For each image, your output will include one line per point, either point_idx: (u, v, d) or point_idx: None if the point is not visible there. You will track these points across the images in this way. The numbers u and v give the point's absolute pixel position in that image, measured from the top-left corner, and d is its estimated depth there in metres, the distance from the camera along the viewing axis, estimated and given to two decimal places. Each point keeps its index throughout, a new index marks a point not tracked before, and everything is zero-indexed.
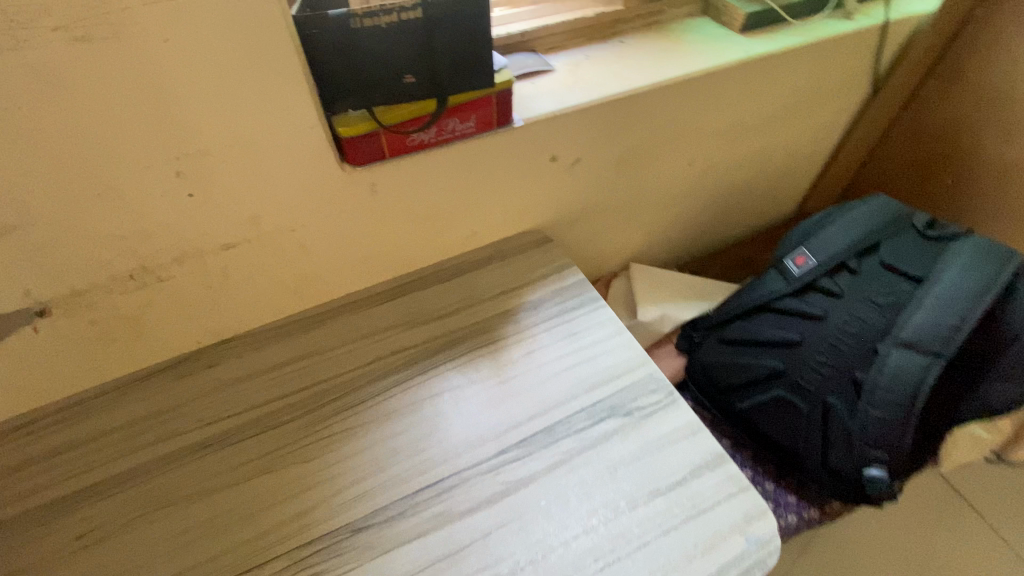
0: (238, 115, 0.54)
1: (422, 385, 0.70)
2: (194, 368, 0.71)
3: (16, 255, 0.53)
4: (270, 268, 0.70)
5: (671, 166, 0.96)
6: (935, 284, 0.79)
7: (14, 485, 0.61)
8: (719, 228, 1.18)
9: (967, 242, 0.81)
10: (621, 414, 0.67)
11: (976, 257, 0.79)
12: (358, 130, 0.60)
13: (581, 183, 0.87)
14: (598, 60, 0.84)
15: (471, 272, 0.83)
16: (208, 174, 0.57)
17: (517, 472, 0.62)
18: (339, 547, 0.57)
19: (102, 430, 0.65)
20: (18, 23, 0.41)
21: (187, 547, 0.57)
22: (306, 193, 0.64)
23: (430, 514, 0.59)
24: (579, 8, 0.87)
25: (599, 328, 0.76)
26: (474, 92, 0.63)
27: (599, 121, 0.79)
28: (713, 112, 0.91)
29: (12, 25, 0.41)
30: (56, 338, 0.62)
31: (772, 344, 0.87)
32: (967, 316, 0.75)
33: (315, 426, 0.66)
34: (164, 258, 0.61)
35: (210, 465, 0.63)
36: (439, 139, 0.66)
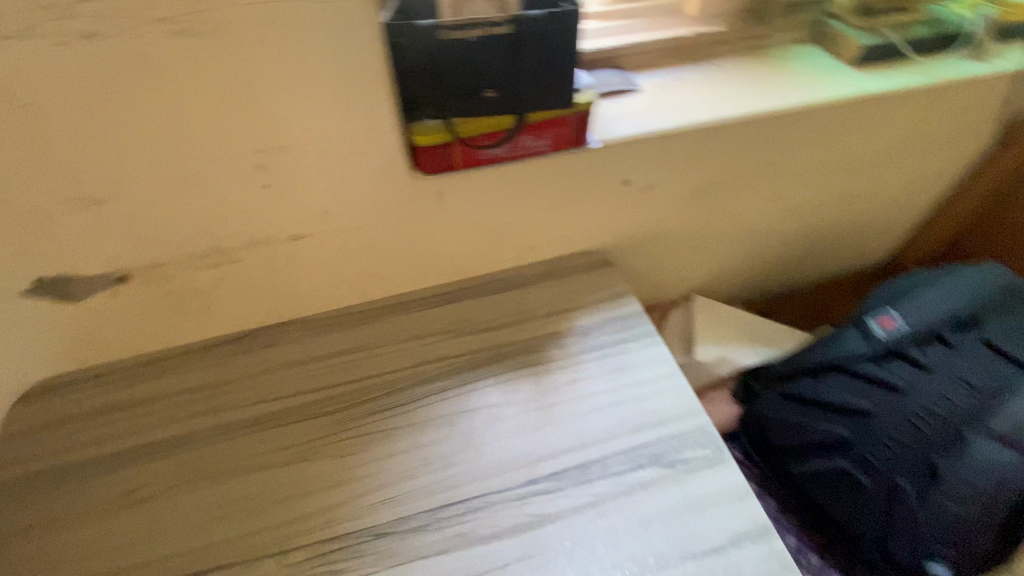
0: (318, 115, 0.55)
1: (463, 397, 0.70)
2: (250, 347, 0.74)
3: (107, 226, 0.57)
4: (330, 261, 0.71)
5: (753, 201, 0.90)
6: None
7: (81, 433, 0.66)
8: (797, 269, 1.10)
9: None
10: (663, 464, 0.63)
11: None
12: (434, 140, 0.60)
13: (651, 210, 0.83)
14: (688, 83, 0.79)
15: (525, 288, 0.82)
16: (283, 168, 0.58)
17: (545, 506, 0.60)
18: (360, 549, 0.57)
19: (162, 394, 0.70)
20: (134, 12, 0.46)
21: (220, 522, 0.59)
22: (373, 194, 0.65)
23: (451, 533, 0.59)
24: (676, 26, 0.83)
25: (650, 366, 0.72)
26: (552, 112, 0.62)
27: (679, 148, 0.75)
28: (807, 149, 0.84)
29: (129, 13, 0.46)
30: (132, 303, 0.66)
31: (841, 408, 0.79)
32: None
33: (355, 422, 0.67)
34: (234, 242, 0.64)
35: (252, 444, 0.65)
36: (511, 154, 0.65)
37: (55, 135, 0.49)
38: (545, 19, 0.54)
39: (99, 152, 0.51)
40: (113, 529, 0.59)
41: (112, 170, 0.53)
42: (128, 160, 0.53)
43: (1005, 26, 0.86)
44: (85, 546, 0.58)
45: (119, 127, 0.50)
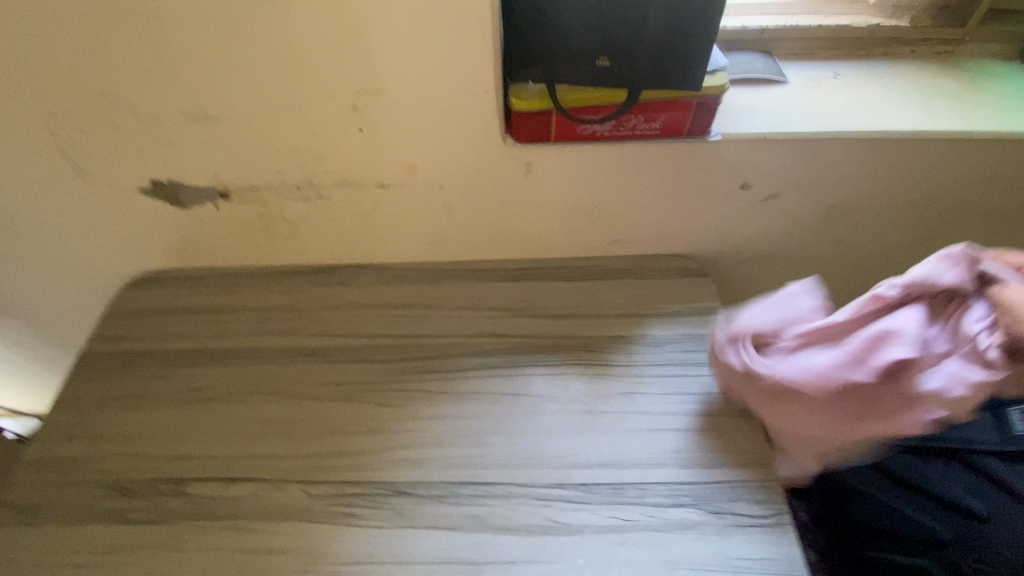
0: (418, 63, 0.53)
1: (511, 380, 0.67)
2: (324, 281, 0.77)
3: (216, 143, 0.61)
4: (411, 215, 0.71)
5: (897, 236, 0.75)
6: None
7: (172, 326, 0.74)
8: None
9: None
10: (708, 509, 0.57)
11: None
12: (534, 107, 0.56)
13: (767, 224, 0.73)
14: (848, 83, 0.66)
15: (602, 281, 0.76)
16: (377, 112, 0.57)
17: (567, 515, 0.56)
18: (377, 500, 0.58)
19: (241, 307, 0.75)
20: None
21: (263, 439, 0.63)
22: (462, 154, 0.62)
23: (465, 513, 0.57)
24: (850, 12, 0.69)
25: (720, 400, 0.65)
26: (671, 92, 0.54)
27: (819, 159, 0.64)
28: (983, 185, 0.69)
29: None
30: (229, 218, 0.71)
31: (946, 504, 0.66)
32: None
33: (402, 377, 0.67)
34: (324, 179, 0.65)
35: (305, 373, 0.68)
36: (613, 133, 0.59)
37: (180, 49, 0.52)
38: None
39: (216, 72, 0.54)
40: (178, 419, 0.66)
41: (225, 91, 0.56)
42: (239, 83, 0.55)
43: None
44: (154, 428, 0.65)
45: (233, 50, 0.52)
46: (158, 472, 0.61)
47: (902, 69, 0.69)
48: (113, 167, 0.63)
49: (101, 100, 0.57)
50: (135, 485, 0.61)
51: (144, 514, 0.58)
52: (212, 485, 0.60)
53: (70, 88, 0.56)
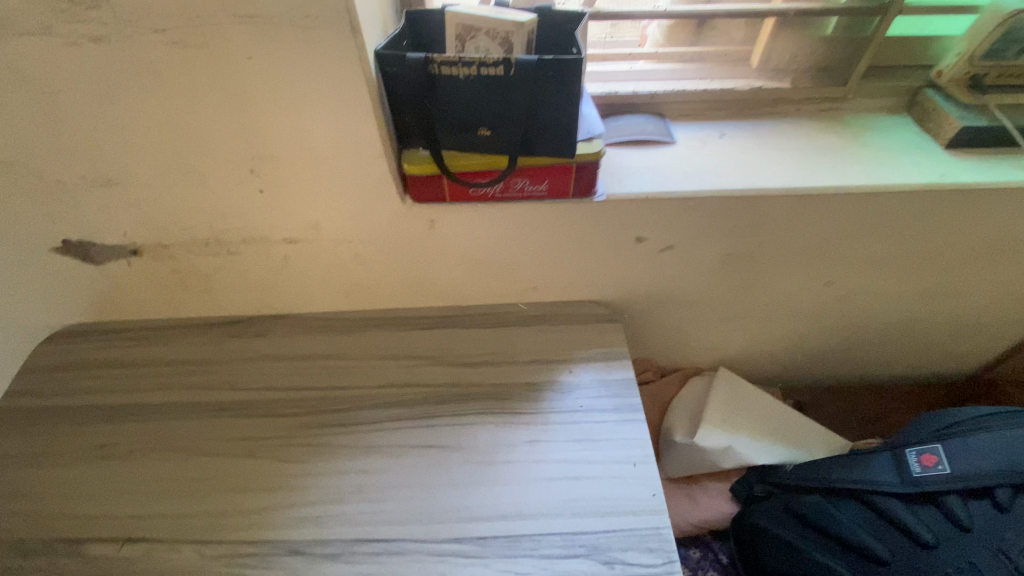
0: (307, 131, 0.56)
1: (418, 431, 0.68)
2: (243, 332, 0.78)
3: (121, 205, 0.63)
4: (325, 268, 0.73)
5: (794, 280, 0.79)
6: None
7: (88, 380, 0.74)
8: (848, 362, 0.96)
9: None
10: (599, 559, 0.57)
11: None
12: (423, 171, 0.59)
13: (671, 271, 0.76)
14: (734, 141, 0.71)
15: (517, 328, 0.78)
16: (276, 176, 0.60)
17: (460, 570, 0.56)
18: (271, 561, 0.57)
19: (158, 360, 0.76)
20: (128, 22, 0.47)
21: (162, 497, 0.63)
22: (365, 212, 0.65)
23: (358, 571, 0.56)
24: (734, 76, 0.74)
25: (621, 446, 0.66)
26: (551, 158, 0.58)
27: (707, 214, 0.68)
28: (872, 236, 0.73)
29: (124, 24, 0.47)
30: (144, 274, 0.72)
31: (846, 544, 0.68)
32: None
33: (309, 431, 0.68)
34: (234, 237, 0.67)
35: (215, 427, 0.69)
36: (504, 195, 0.62)
37: (75, 120, 0.54)
38: (544, 62, 0.50)
39: (113, 141, 0.56)
40: (80, 476, 0.65)
41: (124, 157, 0.58)
42: (139, 151, 0.57)
43: None
44: (54, 486, 0.64)
45: (127, 122, 0.55)
46: (53, 532, 0.61)
47: (785, 126, 0.74)
48: (20, 227, 0.65)
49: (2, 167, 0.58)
50: (29, 546, 0.60)
51: None
52: (106, 546, 0.59)
53: None
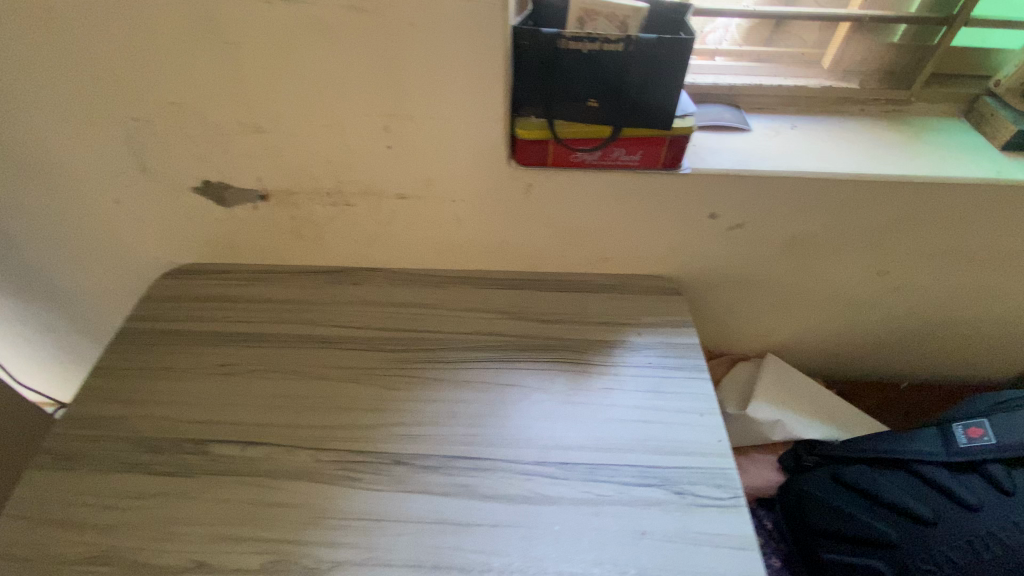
0: (441, 95, 0.64)
1: (503, 372, 0.75)
2: (342, 281, 0.86)
3: (263, 151, 0.71)
4: (425, 226, 0.81)
5: (850, 268, 0.85)
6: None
7: (205, 310, 0.83)
8: (890, 356, 1.01)
9: None
10: (671, 489, 0.64)
11: None
12: (536, 136, 0.67)
13: (737, 250, 0.83)
14: (803, 132, 0.78)
15: (588, 293, 0.85)
16: (404, 134, 0.68)
17: (547, 488, 0.64)
18: (378, 467, 0.65)
19: (267, 298, 0.84)
20: None
21: (277, 410, 0.71)
22: (472, 173, 0.73)
23: (456, 482, 0.64)
24: (806, 75, 0.82)
25: (689, 398, 0.72)
26: (648, 130, 0.65)
27: (778, 195, 0.74)
28: (927, 228, 0.79)
29: None
30: (265, 218, 0.81)
31: (893, 508, 0.72)
32: None
33: (407, 365, 0.76)
34: (354, 189, 0.75)
35: (320, 357, 0.77)
36: (600, 162, 0.69)
37: (247, 71, 0.63)
38: (658, 41, 0.59)
39: (273, 92, 0.65)
40: (202, 389, 0.73)
41: (279, 108, 0.67)
42: (292, 103, 0.66)
43: None
44: (180, 395, 0.73)
45: (290, 75, 0.64)
46: (181, 433, 0.68)
47: (852, 123, 0.81)
48: (173, 166, 0.74)
49: (172, 110, 0.67)
50: (163, 442, 0.68)
51: (169, 468, 0.65)
52: (231, 446, 0.67)
53: (151, 98, 0.67)
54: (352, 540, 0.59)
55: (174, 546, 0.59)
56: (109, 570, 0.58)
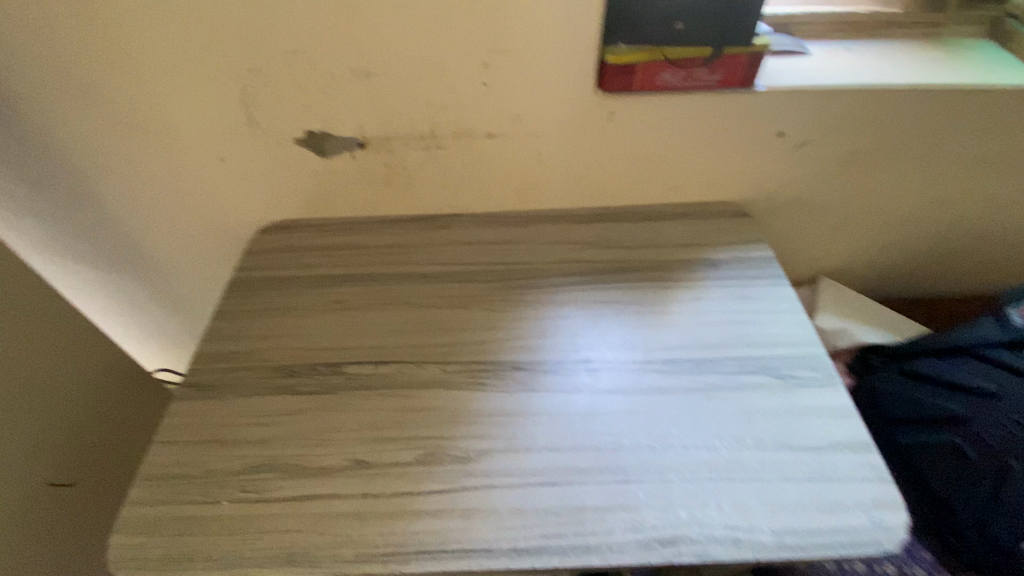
0: (540, 26, 0.70)
1: (597, 292, 0.81)
2: (429, 225, 0.92)
3: (367, 95, 0.77)
4: (511, 165, 0.86)
5: (904, 181, 0.92)
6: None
7: (306, 258, 0.88)
8: (937, 272, 1.08)
9: None
10: (772, 373, 0.69)
11: None
12: (627, 60, 0.73)
13: (800, 169, 0.89)
14: (858, 53, 0.84)
15: (662, 222, 0.91)
16: (502, 69, 0.74)
17: (658, 380, 0.70)
18: (502, 375, 0.71)
19: (361, 244, 0.90)
20: None
21: (397, 335, 0.76)
22: (561, 107, 0.78)
23: (575, 382, 0.70)
24: (853, 3, 0.88)
25: (774, 301, 0.78)
26: (727, 48, 0.72)
27: (842, 110, 0.81)
28: (978, 135, 0.85)
29: None
30: (360, 166, 0.86)
31: (962, 388, 0.79)
32: None
33: (507, 290, 0.82)
34: (448, 130, 0.81)
35: (424, 290, 0.82)
36: (682, 84, 0.76)
37: (362, 13, 0.69)
38: None
39: (383, 35, 0.71)
40: (322, 322, 0.78)
41: (387, 50, 0.72)
42: (399, 43, 0.72)
43: None
44: (301, 329, 0.78)
45: (401, 15, 0.69)
46: (312, 359, 0.74)
47: (899, 44, 0.87)
48: (280, 117, 0.79)
49: (289, 59, 0.73)
50: (297, 368, 0.73)
51: (310, 388, 0.71)
52: (361, 367, 0.73)
53: (269, 48, 0.72)
54: (492, 433, 0.65)
55: (332, 449, 0.65)
56: (275, 475, 0.63)
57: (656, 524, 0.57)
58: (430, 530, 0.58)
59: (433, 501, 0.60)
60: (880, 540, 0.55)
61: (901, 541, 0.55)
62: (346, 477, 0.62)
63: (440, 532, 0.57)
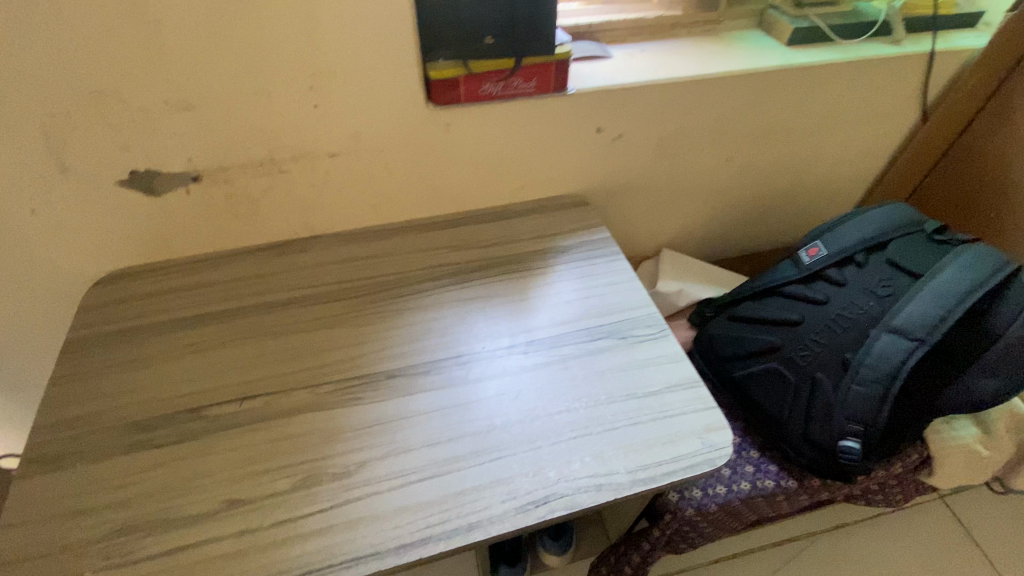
0: (359, 48, 0.73)
1: (461, 290, 0.86)
2: (289, 251, 0.91)
3: (192, 128, 0.75)
4: (361, 181, 0.88)
5: (708, 157, 1.08)
6: (930, 282, 0.85)
7: (154, 303, 0.83)
8: (752, 230, 1.28)
9: (970, 248, 0.87)
10: (617, 336, 0.79)
11: (973, 261, 0.85)
12: (449, 74, 0.78)
13: (624, 157, 1.01)
14: (651, 53, 0.98)
15: (514, 219, 0.98)
16: (330, 91, 0.76)
17: (522, 360, 0.76)
18: (377, 384, 0.73)
19: (216, 280, 0.86)
20: None
21: (264, 364, 0.75)
22: (396, 122, 0.82)
23: (448, 376, 0.74)
24: (642, 10, 1.02)
25: (614, 274, 0.89)
26: (537, 57, 0.80)
27: (646, 102, 0.93)
28: (755, 113, 1.03)
29: None
30: (200, 201, 0.83)
31: (774, 323, 0.94)
32: (954, 309, 0.81)
33: (373, 303, 0.83)
34: (287, 154, 0.81)
35: (289, 315, 0.82)
36: (504, 92, 0.83)
37: (169, 46, 0.67)
38: None
39: (198, 66, 0.70)
40: (179, 367, 0.75)
41: (205, 81, 0.71)
42: (217, 74, 0.71)
43: (909, 18, 1.06)
44: (156, 378, 0.74)
45: (213, 46, 0.69)
46: (171, 407, 0.70)
47: (684, 42, 1.02)
48: (95, 160, 0.74)
49: (96, 99, 0.69)
50: (155, 420, 0.69)
51: (173, 437, 0.67)
52: (227, 405, 0.71)
53: (68, 89, 0.67)
54: (371, 442, 0.67)
55: (203, 494, 0.62)
56: (140, 534, 0.59)
57: (530, 489, 0.63)
58: (317, 547, 0.58)
59: (318, 520, 0.60)
60: (712, 458, 0.66)
61: (727, 453, 0.66)
62: (222, 518, 0.60)
63: (326, 548, 0.58)
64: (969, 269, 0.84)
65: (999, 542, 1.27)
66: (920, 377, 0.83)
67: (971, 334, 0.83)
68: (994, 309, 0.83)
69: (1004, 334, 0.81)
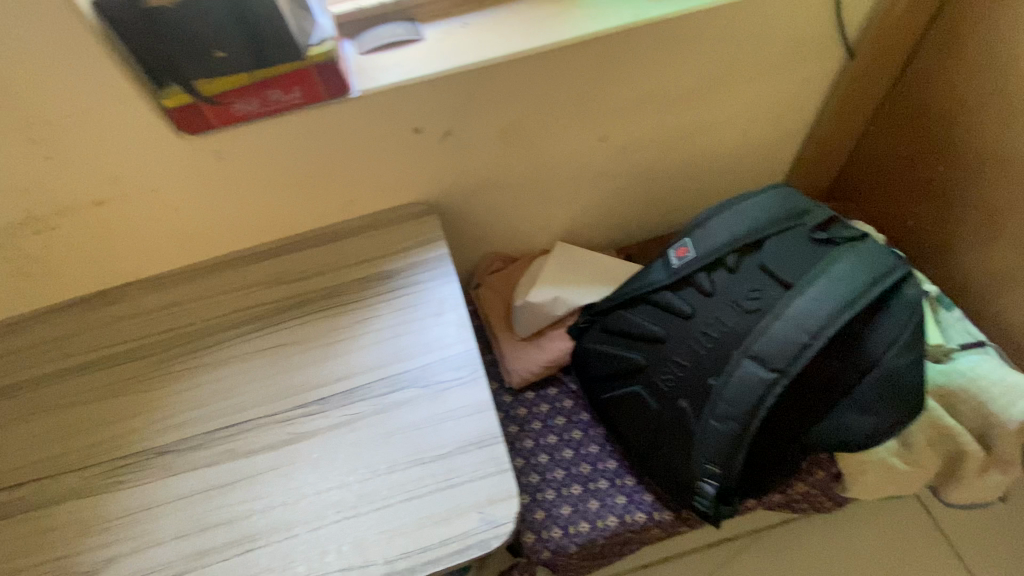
0: (65, 89, 0.62)
1: (263, 337, 0.76)
2: (96, 305, 0.83)
3: None
4: (149, 224, 0.79)
5: (575, 140, 0.92)
6: (800, 298, 0.72)
7: None
8: (661, 206, 1.11)
9: (851, 252, 0.74)
10: (418, 385, 0.69)
11: (850, 270, 0.72)
12: (183, 99, 0.66)
13: (463, 154, 0.87)
14: (475, 28, 0.79)
15: (342, 240, 0.86)
16: (57, 140, 0.66)
17: (305, 425, 0.67)
18: (144, 463, 0.66)
19: (16, 348, 0.79)
20: None
21: (43, 444, 0.70)
22: (156, 158, 0.72)
23: (219, 450, 0.66)
24: None
25: (435, 305, 0.77)
26: (287, 66, 0.66)
27: (463, 91, 0.78)
28: (617, 82, 0.85)
29: None
30: None
31: (638, 339, 0.81)
32: (821, 333, 0.69)
33: (165, 362, 0.75)
34: (45, 211, 0.73)
35: (80, 385, 0.74)
36: (266, 109, 0.70)
37: None
38: None
39: None
40: None
41: None
42: None
43: None
44: None
45: None
46: None
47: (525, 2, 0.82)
48: None
49: None
50: None
51: None
52: None
53: None
54: (124, 534, 0.61)
55: None
56: None
57: None
58: None
59: None
60: (486, 539, 0.57)
61: (504, 533, 0.57)
62: None
63: None
64: (844, 280, 0.71)
65: (969, 530, 1.13)
66: (784, 412, 0.72)
67: (841, 359, 0.71)
68: (869, 326, 0.72)
69: (879, 360, 0.71)
